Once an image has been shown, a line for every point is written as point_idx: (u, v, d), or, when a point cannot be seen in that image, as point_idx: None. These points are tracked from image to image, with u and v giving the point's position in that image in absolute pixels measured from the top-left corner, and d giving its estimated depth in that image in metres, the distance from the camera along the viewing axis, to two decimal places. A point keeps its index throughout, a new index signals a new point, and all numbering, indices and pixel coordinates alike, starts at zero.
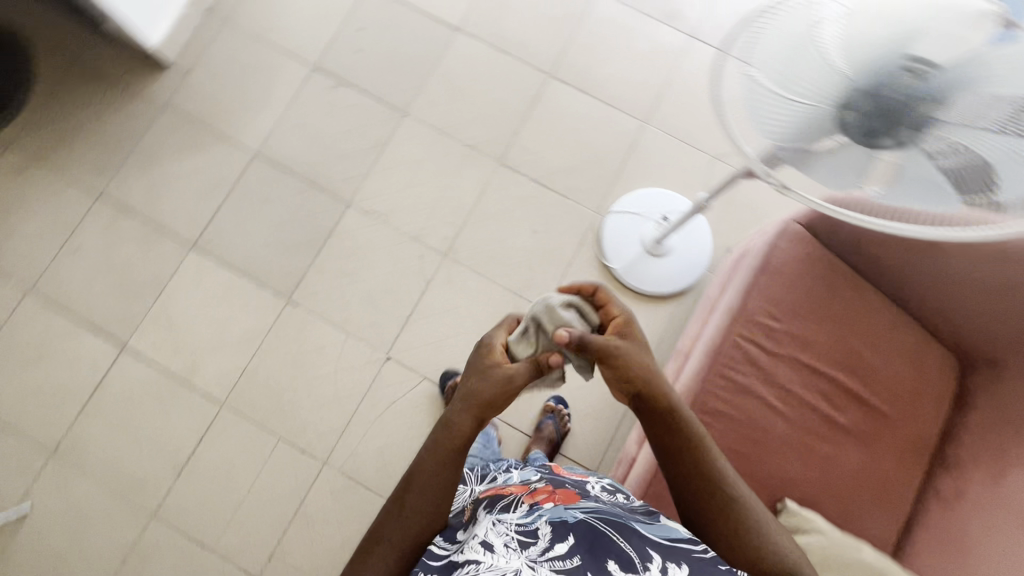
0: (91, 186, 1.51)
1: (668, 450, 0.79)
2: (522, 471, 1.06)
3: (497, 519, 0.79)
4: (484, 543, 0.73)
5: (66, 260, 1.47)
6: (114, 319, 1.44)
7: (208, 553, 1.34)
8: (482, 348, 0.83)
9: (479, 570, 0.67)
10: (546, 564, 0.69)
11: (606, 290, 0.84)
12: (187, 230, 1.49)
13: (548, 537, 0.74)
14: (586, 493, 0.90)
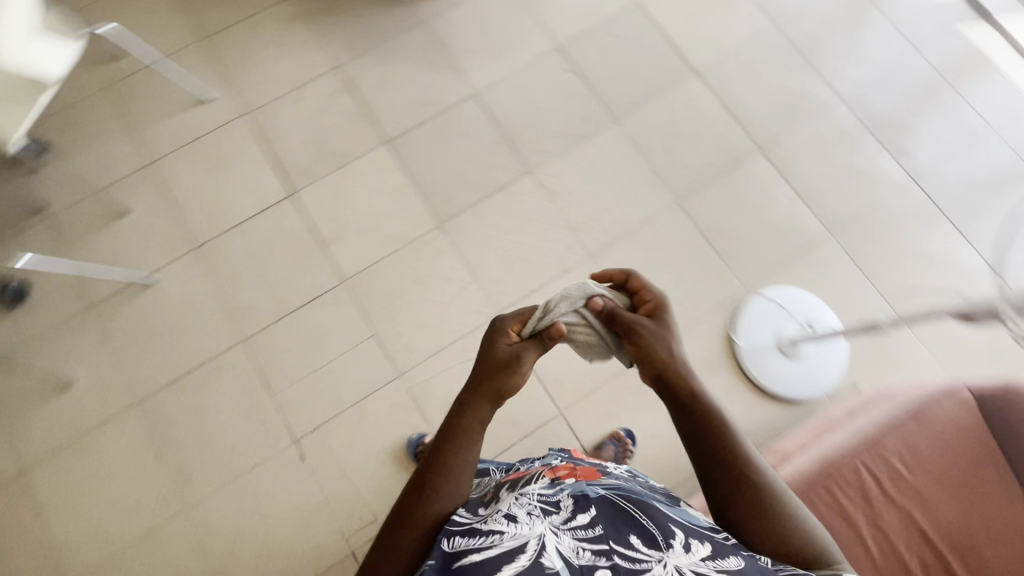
0: (334, 55, 1.69)
1: (700, 438, 0.80)
2: (539, 458, 1.13)
3: (520, 492, 0.84)
4: (506, 514, 0.78)
5: (285, 103, 1.65)
6: (296, 168, 1.59)
7: (269, 397, 1.43)
8: (494, 331, 0.86)
9: (503, 538, 0.72)
10: (568, 533, 0.75)
11: (638, 275, 0.87)
12: (388, 126, 1.62)
13: (570, 509, 0.80)
14: (608, 473, 0.96)
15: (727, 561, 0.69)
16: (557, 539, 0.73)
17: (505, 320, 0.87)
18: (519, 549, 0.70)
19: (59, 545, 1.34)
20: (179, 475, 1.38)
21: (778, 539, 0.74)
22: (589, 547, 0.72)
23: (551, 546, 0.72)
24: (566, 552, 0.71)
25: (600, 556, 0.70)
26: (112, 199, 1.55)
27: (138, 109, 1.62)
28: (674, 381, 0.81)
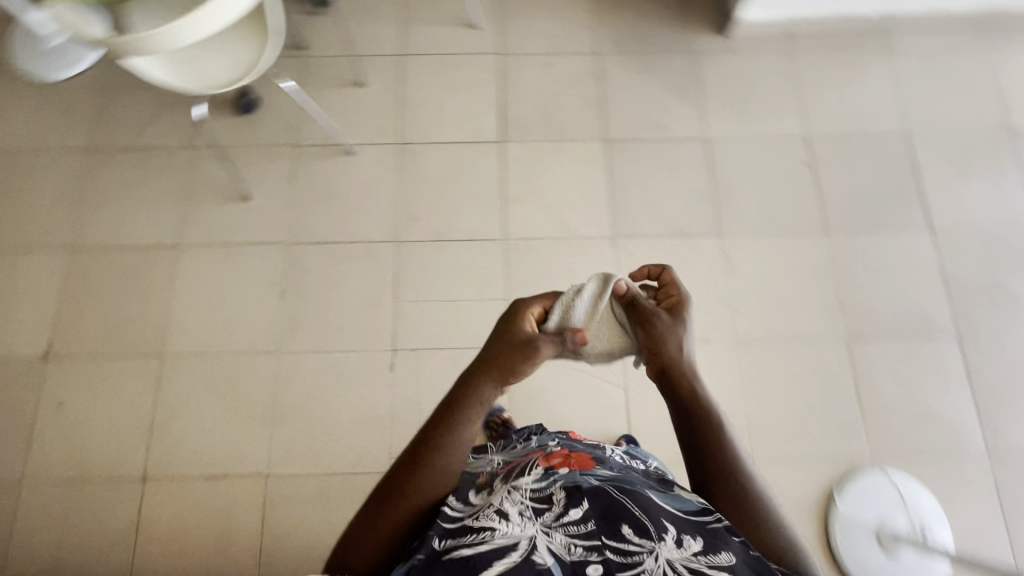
0: (597, 41, 1.72)
1: (693, 431, 0.80)
2: (536, 439, 1.16)
3: (512, 485, 0.82)
4: (497, 511, 0.76)
5: (534, 62, 1.70)
6: (514, 121, 1.64)
7: (390, 300, 1.49)
8: (513, 313, 0.83)
9: (494, 538, 0.70)
10: (559, 530, 0.74)
11: (671, 272, 0.88)
12: (612, 127, 1.64)
13: (562, 504, 0.78)
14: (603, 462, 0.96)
15: (718, 556, 0.68)
16: (548, 538, 0.73)
17: (525, 302, 0.85)
18: (509, 549, 0.70)
19: (170, 323, 1.47)
20: (287, 323, 1.47)
21: (763, 540, 0.74)
22: (581, 545, 0.72)
23: (542, 545, 0.71)
24: (556, 550, 0.71)
25: (590, 554, 0.70)
26: (355, 68, 1.66)
27: (414, 6, 1.73)
28: (680, 379, 0.81)
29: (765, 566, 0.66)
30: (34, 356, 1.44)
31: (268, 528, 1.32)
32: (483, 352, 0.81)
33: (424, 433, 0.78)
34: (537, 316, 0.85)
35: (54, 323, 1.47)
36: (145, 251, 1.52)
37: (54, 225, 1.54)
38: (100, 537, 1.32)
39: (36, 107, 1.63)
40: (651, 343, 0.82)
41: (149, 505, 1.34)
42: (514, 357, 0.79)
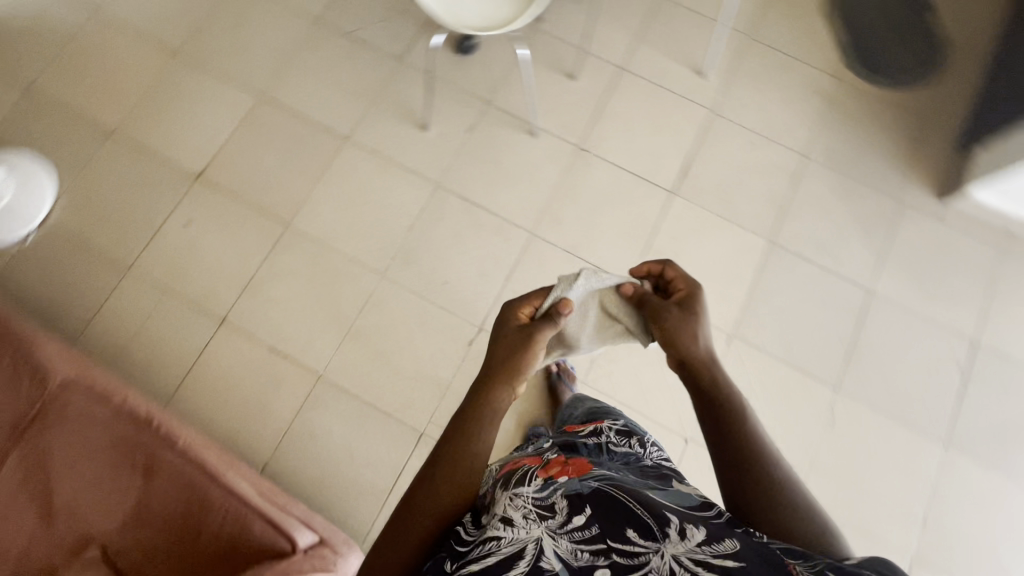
0: (811, 145, 1.64)
1: (712, 415, 0.78)
2: (536, 446, 1.11)
3: (514, 493, 0.77)
4: (502, 518, 0.73)
5: (740, 135, 1.64)
6: (693, 180, 1.59)
7: (499, 284, 1.49)
8: (505, 316, 0.89)
9: (501, 548, 0.67)
10: (564, 537, 0.67)
11: (671, 265, 0.89)
12: (783, 232, 1.56)
13: (565, 511, 0.71)
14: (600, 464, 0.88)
15: (722, 543, 0.59)
16: (553, 543, 0.66)
17: (514, 304, 0.89)
18: (516, 557, 0.64)
19: (306, 203, 1.53)
20: (402, 255, 1.50)
21: (787, 523, 0.68)
22: (586, 551, 0.63)
23: (548, 549, 0.65)
24: (563, 556, 0.64)
25: (597, 559, 0.62)
26: (575, 60, 1.66)
27: (656, 28, 1.70)
28: (700, 366, 0.81)
29: (778, 554, 0.56)
30: (187, 174, 1.55)
31: (299, 424, 1.37)
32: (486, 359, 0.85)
33: (432, 455, 0.78)
34: (523, 312, 0.89)
35: (215, 154, 1.57)
36: (317, 131, 1.60)
37: (256, 73, 1.64)
38: (163, 354, 1.40)
39: None
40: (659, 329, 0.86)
41: (214, 350, 1.41)
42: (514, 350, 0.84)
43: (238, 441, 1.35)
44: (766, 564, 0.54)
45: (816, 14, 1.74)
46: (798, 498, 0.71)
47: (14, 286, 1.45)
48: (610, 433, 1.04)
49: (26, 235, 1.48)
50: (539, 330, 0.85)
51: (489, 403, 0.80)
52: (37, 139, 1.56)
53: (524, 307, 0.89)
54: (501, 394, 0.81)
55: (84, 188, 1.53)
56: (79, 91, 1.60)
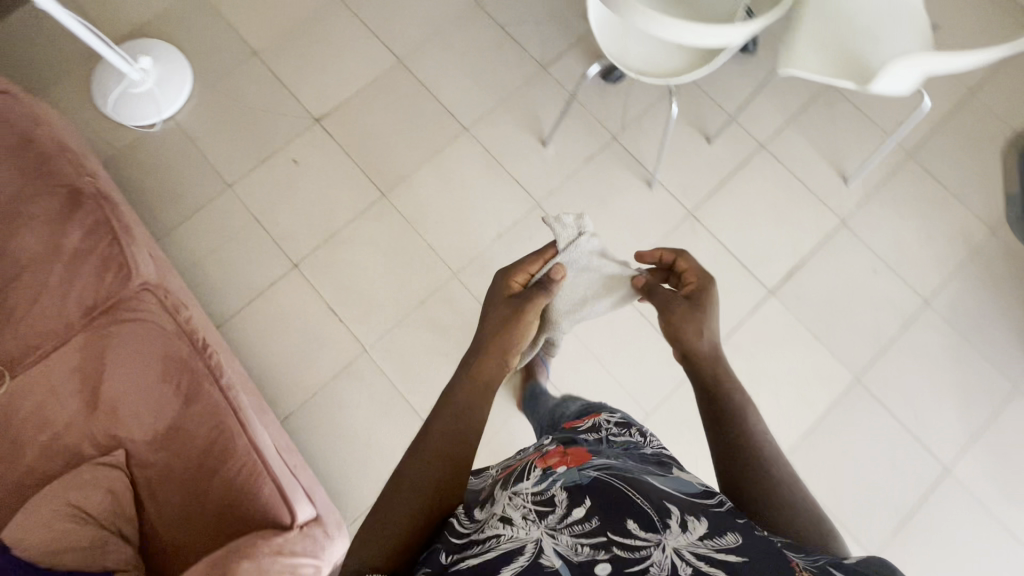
0: (936, 292, 1.49)
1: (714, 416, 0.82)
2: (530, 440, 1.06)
3: (513, 491, 0.73)
4: (500, 518, 0.68)
5: (862, 256, 1.51)
6: (797, 286, 1.48)
7: None
8: (500, 282, 0.98)
9: (501, 545, 0.63)
10: (565, 532, 0.64)
11: (684, 258, 0.98)
12: (874, 373, 1.44)
13: (565, 504, 0.68)
14: (598, 451, 0.84)
15: (723, 536, 0.60)
16: (553, 541, 0.62)
17: (509, 272, 0.98)
18: (516, 552, 0.61)
19: (407, 180, 1.53)
20: (479, 261, 1.48)
21: (780, 515, 0.69)
22: (587, 543, 0.61)
23: (547, 546, 0.61)
24: (563, 552, 0.61)
25: (599, 552, 0.59)
26: (717, 123, 1.57)
27: (813, 117, 1.58)
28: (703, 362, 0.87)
29: (779, 547, 0.58)
30: (308, 115, 1.57)
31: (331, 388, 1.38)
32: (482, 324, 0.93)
33: (419, 435, 0.78)
34: (518, 279, 0.98)
35: (340, 104, 1.58)
36: (440, 114, 1.58)
37: (402, 38, 1.64)
38: (232, 279, 1.44)
39: None
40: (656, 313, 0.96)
41: (277, 291, 1.44)
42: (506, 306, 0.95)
43: (271, 386, 1.38)
44: (768, 556, 0.56)
45: (993, 155, 1.57)
46: (799, 498, 0.72)
47: (126, 169, 1.51)
48: (608, 423, 0.93)
49: (153, 126, 1.54)
50: (536, 298, 0.95)
51: (474, 371, 0.85)
52: (188, 40, 1.61)
53: (520, 275, 0.98)
54: (487, 361, 0.87)
55: (213, 99, 1.58)
56: (238, 7, 1.65)
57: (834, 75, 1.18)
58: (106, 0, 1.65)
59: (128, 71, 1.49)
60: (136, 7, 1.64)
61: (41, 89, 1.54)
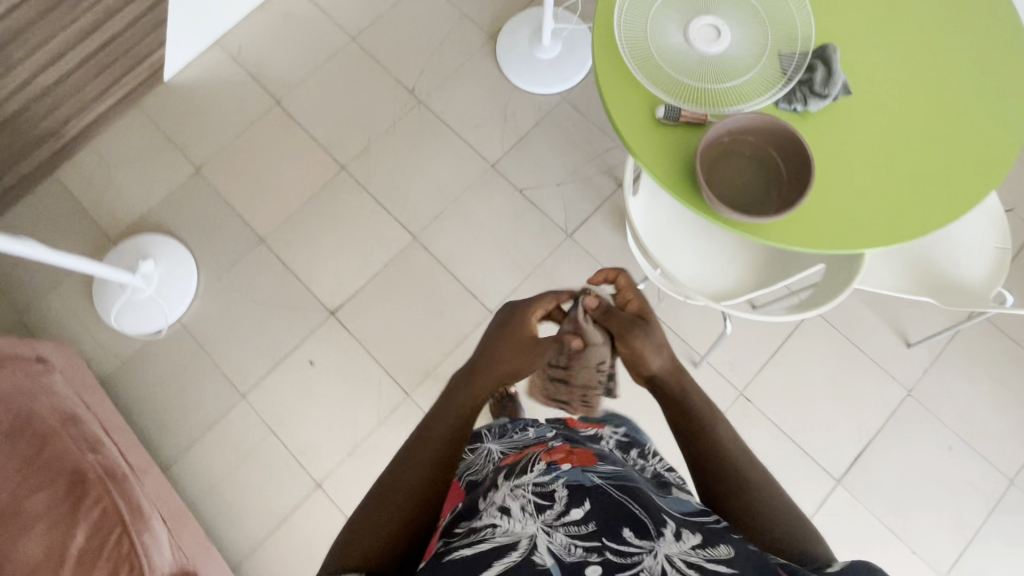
0: (1020, 466, 1.36)
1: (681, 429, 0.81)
2: (534, 426, 0.93)
3: (516, 485, 0.71)
4: (499, 509, 0.67)
5: (936, 428, 1.38)
6: (863, 473, 1.36)
7: None
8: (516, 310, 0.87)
9: (494, 534, 0.62)
10: (559, 532, 0.61)
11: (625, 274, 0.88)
12: (961, 570, 1.31)
13: (564, 502, 0.66)
14: (603, 454, 0.81)
15: (719, 551, 0.58)
16: (547, 539, 0.61)
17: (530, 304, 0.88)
18: (508, 548, 0.59)
19: (432, 375, 1.42)
20: None
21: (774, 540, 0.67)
22: (581, 544, 0.59)
23: (542, 546, 0.59)
24: (555, 551, 0.59)
25: (591, 555, 0.57)
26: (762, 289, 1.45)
27: None
28: (669, 382, 0.84)
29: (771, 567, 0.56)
30: (321, 307, 1.47)
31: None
32: (484, 348, 0.85)
33: (417, 434, 0.78)
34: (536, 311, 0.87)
35: (355, 293, 1.48)
36: (462, 296, 1.49)
37: (414, 212, 1.54)
38: (254, 504, 1.34)
39: (479, 102, 1.62)
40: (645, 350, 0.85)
41: (303, 518, 1.33)
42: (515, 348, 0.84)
43: None
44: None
45: None
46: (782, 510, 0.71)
47: (131, 386, 1.41)
48: (613, 439, 0.88)
49: (159, 332, 1.45)
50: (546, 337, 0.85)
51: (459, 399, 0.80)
52: (190, 233, 1.53)
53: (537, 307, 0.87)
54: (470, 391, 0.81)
55: (219, 298, 1.48)
56: (240, 190, 1.57)
57: (910, 289, 1.08)
58: (100, 196, 1.56)
59: (130, 281, 1.40)
60: (133, 201, 1.56)
61: (35, 305, 1.44)
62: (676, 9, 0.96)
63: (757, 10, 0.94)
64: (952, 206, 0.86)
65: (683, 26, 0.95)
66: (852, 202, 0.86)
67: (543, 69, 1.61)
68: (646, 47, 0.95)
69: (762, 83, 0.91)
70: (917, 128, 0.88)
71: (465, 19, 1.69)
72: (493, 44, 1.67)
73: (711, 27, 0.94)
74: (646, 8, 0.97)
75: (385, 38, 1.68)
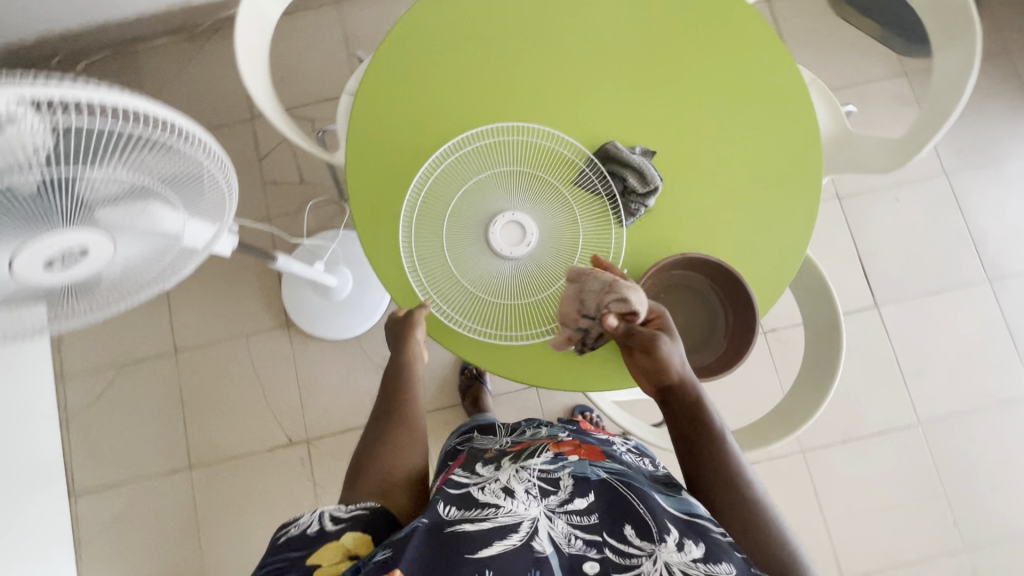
0: (939, 158, 1.48)
1: (686, 436, 0.68)
2: (550, 426, 0.96)
3: (521, 465, 0.73)
4: (503, 488, 0.68)
5: (881, 199, 1.46)
6: (883, 280, 1.43)
7: (824, 527, 1.33)
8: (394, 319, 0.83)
9: (496, 513, 0.63)
10: (563, 517, 0.64)
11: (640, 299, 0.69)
12: (994, 261, 1.44)
13: (569, 489, 0.68)
14: (616, 453, 0.79)
15: (719, 566, 0.55)
16: (549, 524, 0.63)
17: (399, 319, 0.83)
18: (510, 528, 0.61)
19: None
20: None
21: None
22: (582, 537, 0.61)
23: (543, 530, 0.62)
24: (557, 538, 0.61)
25: (589, 549, 0.60)
26: None
27: None
28: (676, 396, 0.68)
29: None
30: None
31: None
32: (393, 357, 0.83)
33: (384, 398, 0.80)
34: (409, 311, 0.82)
35: None
36: None
37: None
38: None
39: (350, 379, 1.44)
40: (655, 365, 0.68)
41: None
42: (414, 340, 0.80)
43: None
44: None
45: (841, 23, 1.50)
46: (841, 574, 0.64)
47: None
48: (624, 446, 0.87)
49: None
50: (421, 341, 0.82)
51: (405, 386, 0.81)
52: None
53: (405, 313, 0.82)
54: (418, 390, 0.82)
55: None
56: None
57: None
58: None
59: None
60: None
61: None
62: (462, 237, 0.82)
63: (531, 176, 0.83)
64: (798, 178, 0.85)
65: (485, 245, 0.81)
66: (747, 249, 0.84)
67: (361, 296, 1.43)
68: (472, 294, 0.81)
69: (596, 237, 0.83)
70: (714, 143, 0.86)
71: (252, 336, 1.45)
72: (293, 329, 1.45)
73: (510, 227, 0.80)
74: (439, 259, 0.82)
75: (216, 431, 1.42)
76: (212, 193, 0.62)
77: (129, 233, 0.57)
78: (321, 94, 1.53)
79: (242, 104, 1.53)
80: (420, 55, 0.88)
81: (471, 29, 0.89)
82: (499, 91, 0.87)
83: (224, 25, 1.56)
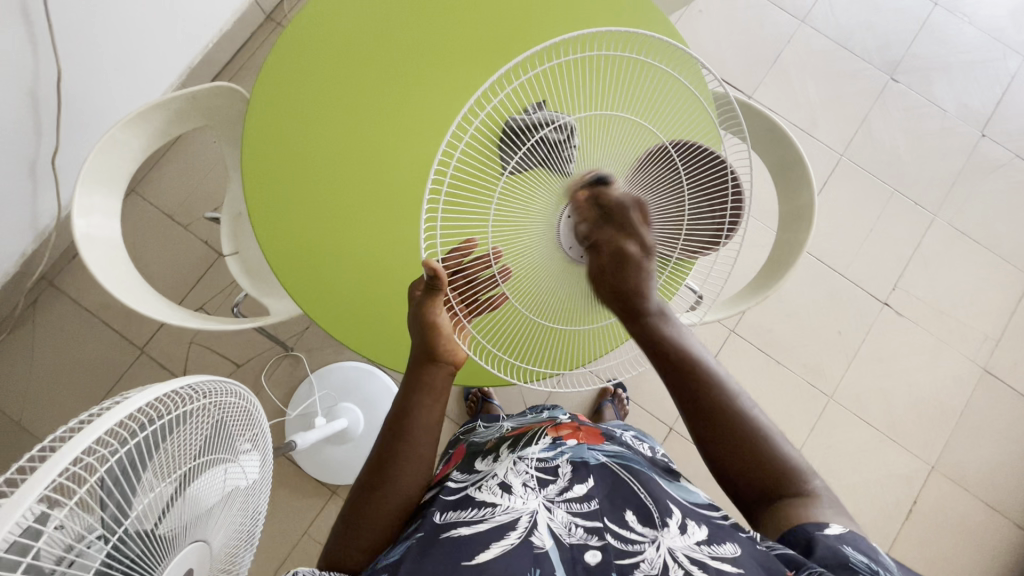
0: None
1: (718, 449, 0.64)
2: (547, 412, 0.95)
3: (518, 456, 0.70)
4: (500, 483, 0.64)
5: (693, 18, 1.59)
6: (740, 75, 1.58)
7: (844, 278, 1.49)
8: (426, 297, 0.65)
9: (494, 513, 0.59)
10: (563, 506, 0.61)
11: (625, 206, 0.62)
12: (795, 4, 1.63)
13: (566, 477, 0.65)
14: (615, 435, 0.79)
15: (724, 547, 0.54)
16: (549, 515, 0.59)
17: (428, 305, 0.65)
18: (509, 525, 0.57)
19: None
20: (809, 373, 1.44)
21: None
22: (583, 524, 0.58)
23: (541, 521, 0.58)
24: (557, 529, 0.58)
25: (590, 536, 0.57)
26: None
27: None
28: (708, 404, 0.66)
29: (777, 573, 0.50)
30: None
31: (975, 478, 1.41)
32: (415, 377, 0.68)
33: (399, 423, 0.66)
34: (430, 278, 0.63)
35: None
36: None
37: None
38: None
39: None
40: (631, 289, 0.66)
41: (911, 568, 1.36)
42: (447, 325, 0.67)
43: (992, 536, 1.39)
44: None
45: None
46: None
47: None
48: (624, 432, 0.84)
49: None
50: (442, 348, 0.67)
51: (425, 420, 0.66)
52: None
53: (427, 273, 0.62)
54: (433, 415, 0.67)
55: None
56: None
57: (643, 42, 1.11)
58: None
59: None
60: None
61: None
62: (518, 192, 0.63)
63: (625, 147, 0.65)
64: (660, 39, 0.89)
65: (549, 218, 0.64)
66: None
67: (374, 412, 1.32)
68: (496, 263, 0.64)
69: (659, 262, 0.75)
70: None
71: (309, 526, 1.32)
72: (338, 495, 1.34)
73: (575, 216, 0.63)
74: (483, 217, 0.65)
75: None
76: (239, 423, 0.56)
77: (209, 523, 0.51)
78: (189, 280, 1.38)
79: (121, 344, 1.36)
80: (382, 23, 0.87)
81: (451, 10, 0.88)
82: (445, 79, 0.86)
83: (39, 289, 1.36)
